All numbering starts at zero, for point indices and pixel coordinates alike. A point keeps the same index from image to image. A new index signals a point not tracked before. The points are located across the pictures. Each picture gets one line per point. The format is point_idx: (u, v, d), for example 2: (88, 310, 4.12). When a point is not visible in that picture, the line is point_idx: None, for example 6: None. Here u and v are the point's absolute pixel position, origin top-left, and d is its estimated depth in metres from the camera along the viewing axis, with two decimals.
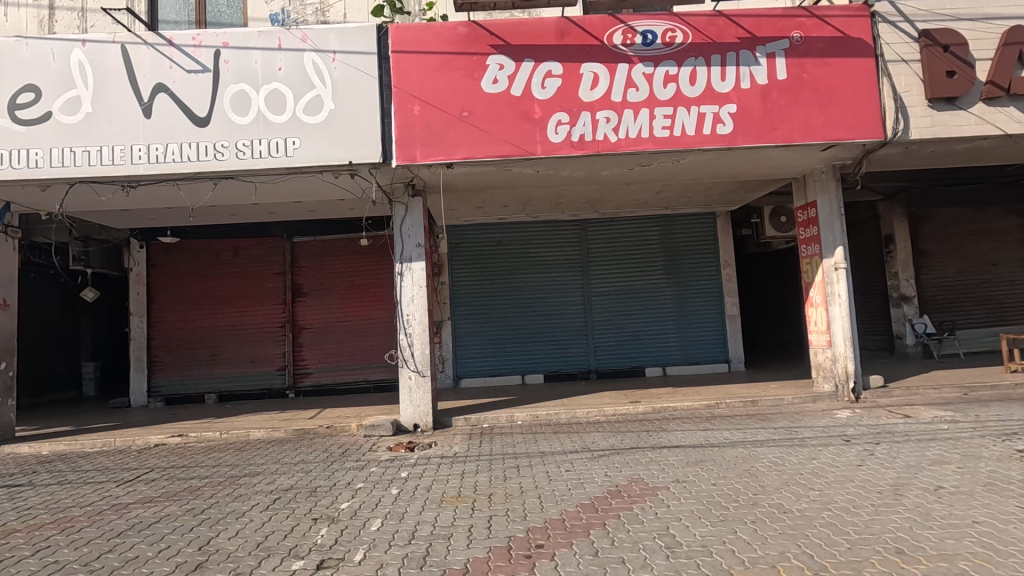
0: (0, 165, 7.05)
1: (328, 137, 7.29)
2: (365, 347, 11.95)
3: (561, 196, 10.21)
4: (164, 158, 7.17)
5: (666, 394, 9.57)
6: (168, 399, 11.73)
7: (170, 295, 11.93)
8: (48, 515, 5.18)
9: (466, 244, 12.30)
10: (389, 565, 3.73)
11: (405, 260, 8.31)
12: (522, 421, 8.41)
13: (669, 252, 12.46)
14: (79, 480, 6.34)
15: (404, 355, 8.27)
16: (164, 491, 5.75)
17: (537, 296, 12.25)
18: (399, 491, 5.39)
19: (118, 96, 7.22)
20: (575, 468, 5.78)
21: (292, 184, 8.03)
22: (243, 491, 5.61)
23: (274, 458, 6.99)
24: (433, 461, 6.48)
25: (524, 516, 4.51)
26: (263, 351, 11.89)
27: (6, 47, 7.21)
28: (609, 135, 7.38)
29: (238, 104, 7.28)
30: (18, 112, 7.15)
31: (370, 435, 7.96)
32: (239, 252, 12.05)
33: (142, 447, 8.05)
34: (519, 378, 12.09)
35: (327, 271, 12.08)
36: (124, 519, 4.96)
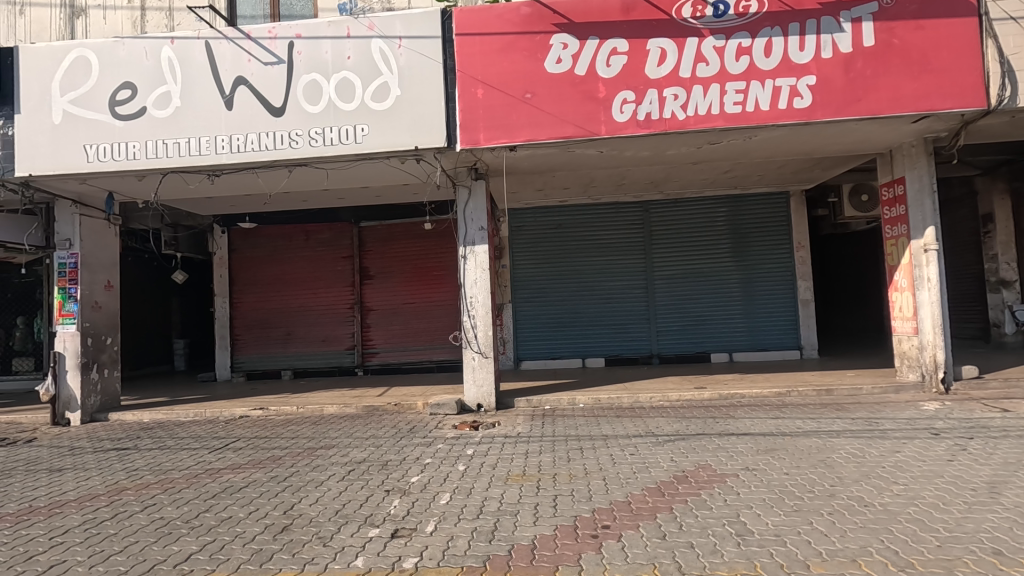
0: (103, 158, 7.69)
1: (395, 123, 7.45)
2: (429, 329, 12.27)
3: (624, 178, 10.01)
4: (245, 148, 7.58)
5: (732, 381, 9.28)
6: (249, 374, 12.56)
7: (249, 278, 12.69)
8: (152, 476, 5.73)
9: (527, 227, 12.32)
10: (459, 537, 3.87)
11: (468, 244, 8.44)
12: (584, 404, 8.41)
13: (738, 234, 11.98)
14: (177, 446, 6.94)
15: (467, 336, 8.44)
16: (250, 459, 6.20)
17: (599, 279, 12.13)
18: (466, 467, 5.54)
19: (202, 90, 7.68)
20: (639, 453, 5.74)
21: (361, 169, 8.29)
22: (320, 462, 5.96)
23: (346, 432, 7.36)
24: (497, 440, 6.61)
25: (589, 496, 4.55)
26: (333, 331, 12.46)
27: (106, 48, 7.81)
28: (677, 113, 7.13)
29: (311, 94, 7.56)
30: (117, 108, 7.75)
31: (435, 414, 8.21)
32: (310, 236, 12.62)
33: (229, 418, 8.70)
34: (579, 361, 12.06)
35: (393, 255, 12.46)
36: (216, 483, 5.41)
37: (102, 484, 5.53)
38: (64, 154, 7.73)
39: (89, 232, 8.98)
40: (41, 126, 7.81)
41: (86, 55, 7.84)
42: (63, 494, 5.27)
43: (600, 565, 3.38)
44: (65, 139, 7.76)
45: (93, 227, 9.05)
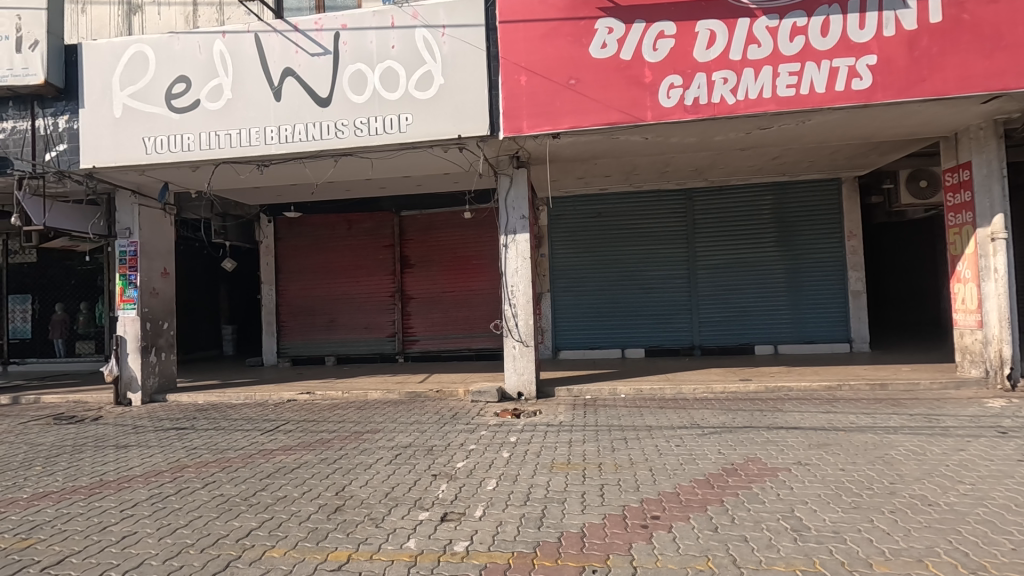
0: (160, 150, 7.99)
1: (439, 112, 7.48)
2: (468, 318, 12.36)
3: (667, 165, 9.80)
4: (293, 138, 7.75)
5: (779, 374, 9.04)
6: (294, 359, 12.95)
7: (294, 266, 13.02)
8: (209, 455, 5.98)
9: (566, 215, 12.23)
10: (508, 523, 3.91)
11: (510, 233, 8.43)
12: (625, 395, 8.34)
13: (785, 223, 11.60)
14: (231, 427, 7.23)
15: (508, 325, 8.47)
16: (301, 441, 6.40)
17: (639, 269, 11.95)
18: (510, 455, 5.57)
19: (252, 81, 7.87)
20: (685, 444, 5.66)
21: (405, 158, 8.36)
22: (367, 446, 6.10)
23: (391, 417, 7.52)
24: (540, 428, 6.62)
25: (636, 487, 4.51)
26: (375, 319, 12.70)
27: (162, 44, 8.09)
28: (727, 97, 6.91)
29: (356, 83, 7.65)
30: (173, 101, 8.03)
31: (477, 401, 8.28)
32: (352, 225, 12.86)
33: (278, 401, 9.00)
34: (619, 352, 11.96)
35: (432, 244, 12.58)
36: (270, 463, 5.61)
37: (164, 461, 5.82)
38: (124, 147, 8.07)
39: (147, 222, 9.37)
40: (103, 120, 8.17)
41: (144, 51, 8.14)
42: (129, 469, 5.56)
43: (652, 555, 3.35)
44: (124, 132, 8.09)
45: (150, 217, 9.43)
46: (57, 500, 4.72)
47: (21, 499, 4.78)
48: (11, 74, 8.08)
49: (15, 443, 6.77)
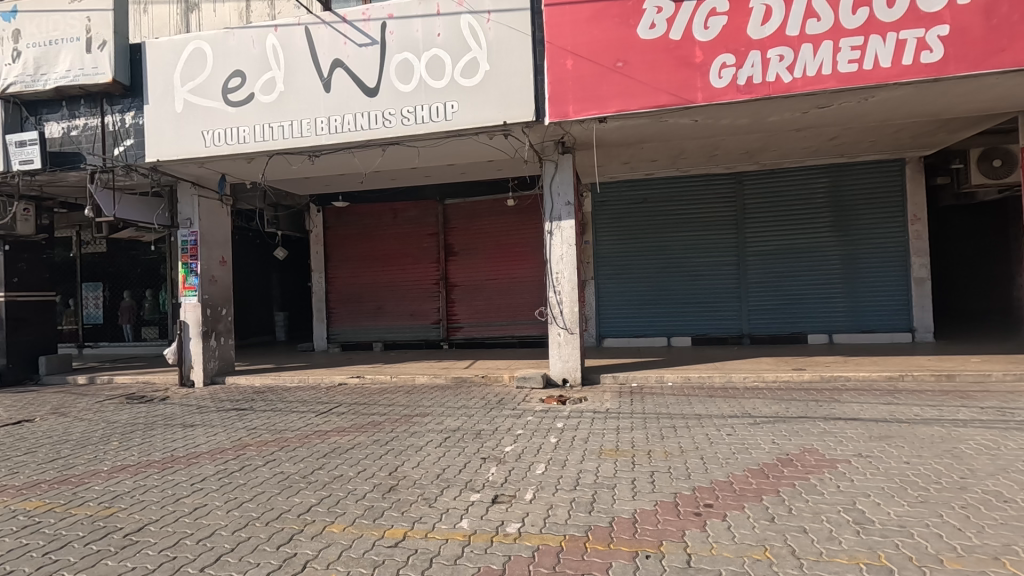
0: (218, 142, 8.32)
1: (484, 99, 7.47)
2: (512, 305, 12.41)
3: (717, 148, 9.52)
4: (342, 129, 7.91)
5: (834, 363, 8.72)
6: (343, 345, 13.34)
7: (342, 254, 13.36)
8: (269, 434, 6.27)
9: (611, 201, 12.07)
10: (558, 506, 3.94)
11: (555, 219, 8.39)
12: (672, 383, 8.22)
13: (841, 207, 11.08)
14: (287, 409, 7.54)
15: (553, 312, 8.46)
16: (353, 423, 6.61)
17: (686, 255, 11.69)
18: (558, 440, 5.59)
19: (303, 74, 8.07)
20: (737, 433, 5.54)
21: (450, 146, 8.42)
22: (417, 429, 6.24)
23: (439, 401, 7.67)
24: (586, 415, 6.62)
25: (687, 474, 4.46)
26: (420, 306, 12.93)
27: (218, 40, 8.39)
28: (783, 75, 6.62)
29: (403, 72, 7.73)
30: (230, 95, 8.32)
31: (522, 387, 8.33)
32: (398, 214, 13.08)
33: (330, 384, 9.32)
34: (665, 340, 11.77)
35: (476, 231, 12.66)
36: (326, 443, 5.83)
37: (228, 439, 6.14)
38: (185, 140, 8.44)
39: (206, 212, 9.79)
40: (165, 115, 8.55)
41: (202, 47, 8.46)
42: (196, 446, 5.90)
43: (706, 543, 3.31)
44: (185, 126, 8.45)
45: (209, 207, 9.85)
46: (133, 473, 5.06)
47: (102, 471, 5.15)
48: (83, 74, 8.57)
49: (94, 420, 7.28)
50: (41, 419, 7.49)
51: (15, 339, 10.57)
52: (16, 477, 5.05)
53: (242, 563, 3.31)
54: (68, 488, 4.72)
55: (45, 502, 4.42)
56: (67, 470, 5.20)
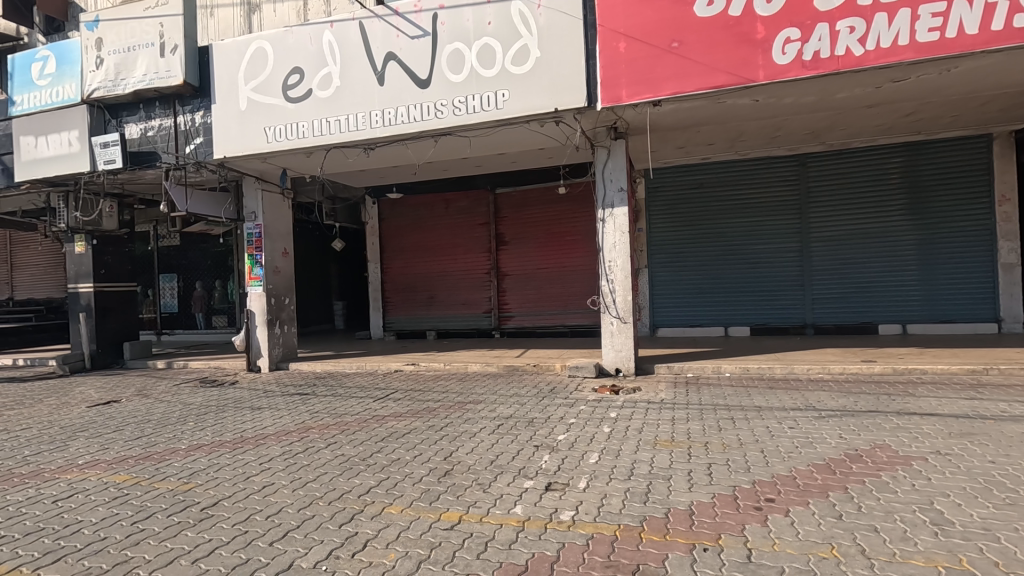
0: (279, 138, 8.65)
1: (535, 86, 7.41)
2: (563, 294, 12.35)
3: (778, 128, 9.08)
4: (396, 121, 8.05)
5: (907, 355, 8.20)
6: (398, 333, 13.70)
7: (396, 245, 13.67)
8: (330, 418, 6.53)
9: (665, 187, 11.76)
10: (612, 496, 3.91)
11: (607, 206, 8.25)
12: (730, 374, 7.97)
13: (917, 188, 10.34)
14: (346, 394, 7.83)
15: (605, 301, 8.36)
16: (409, 409, 6.79)
17: (745, 242, 11.25)
18: (611, 430, 5.53)
19: (357, 68, 8.25)
20: (800, 427, 5.31)
21: (501, 135, 8.41)
22: (470, 416, 6.34)
23: (492, 389, 7.76)
24: (640, 405, 6.52)
25: (747, 467, 4.32)
26: (472, 295, 13.08)
27: (278, 39, 8.70)
28: (854, 48, 6.21)
29: (454, 62, 7.77)
30: (289, 92, 8.63)
31: (574, 376, 8.30)
32: (450, 204, 13.23)
33: (386, 371, 9.61)
34: (722, 330, 11.42)
35: (527, 220, 12.64)
36: (384, 428, 6.02)
37: (292, 422, 6.44)
38: (249, 137, 8.83)
39: (269, 206, 10.24)
40: (231, 113, 8.96)
41: (263, 47, 8.80)
42: (264, 428, 6.23)
43: (768, 538, 3.19)
44: (248, 123, 8.84)
45: (272, 201, 10.29)
46: (208, 451, 5.40)
47: (180, 449, 5.53)
48: (157, 77, 9.11)
49: (173, 402, 7.81)
50: (127, 400, 8.11)
51: (102, 326, 11.46)
52: (107, 452, 5.51)
53: (307, 539, 3.47)
54: (152, 463, 5.09)
55: (131, 475, 4.79)
56: (150, 448, 5.61)
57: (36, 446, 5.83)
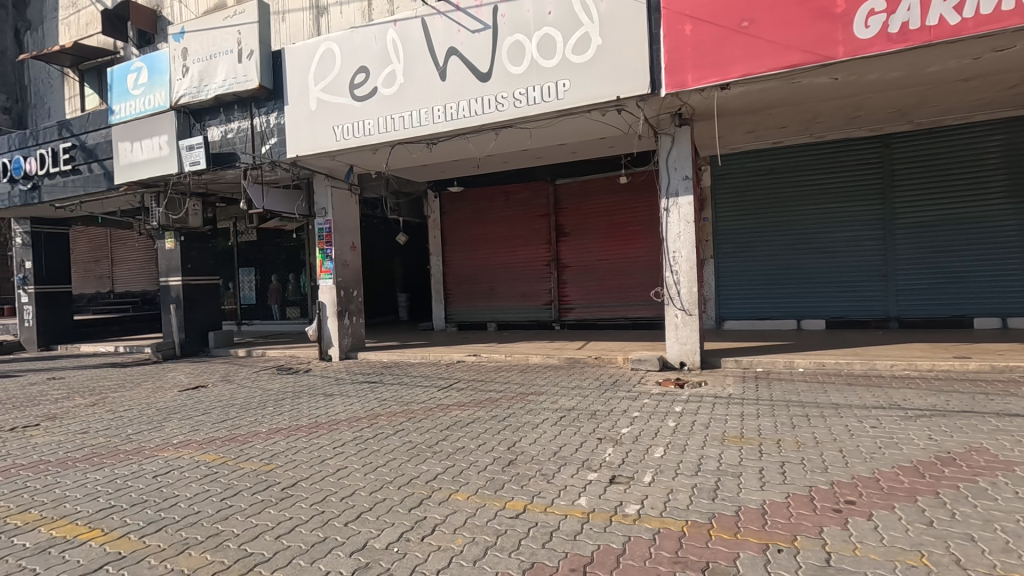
0: (347, 136, 8.98)
1: (596, 74, 7.29)
2: (624, 286, 12.16)
3: (859, 108, 8.50)
4: (457, 115, 8.16)
5: (1007, 351, 7.51)
6: (460, 325, 13.95)
7: (457, 238, 13.89)
8: (397, 406, 6.76)
9: (732, 174, 11.29)
10: (679, 491, 3.83)
11: (672, 195, 8.03)
12: (804, 369, 7.60)
13: (1020, 167, 9.40)
14: (412, 383, 8.08)
15: (669, 293, 8.17)
16: (472, 399, 6.92)
17: (820, 230, 10.64)
18: (677, 424, 5.41)
19: (420, 64, 8.42)
20: (884, 426, 4.98)
21: (562, 125, 8.35)
22: (532, 407, 6.39)
23: (554, 381, 7.78)
24: (706, 400, 6.33)
25: (824, 467, 4.11)
26: (532, 287, 13.11)
27: (345, 39, 9.01)
28: (948, 17, 5.71)
29: (515, 54, 7.76)
30: (356, 90, 8.92)
31: (637, 369, 8.16)
32: (510, 196, 13.29)
33: (449, 361, 9.82)
34: (794, 323, 10.88)
35: (587, 211, 12.51)
36: (448, 416, 6.16)
37: (362, 409, 6.72)
38: (319, 135, 9.21)
39: (338, 201, 10.66)
40: (302, 113, 9.38)
41: (331, 48, 9.14)
42: (336, 414, 6.54)
43: (849, 542, 3.03)
44: (319, 122, 9.22)
45: (341, 197, 10.71)
46: (287, 435, 5.74)
47: (261, 432, 5.90)
48: (236, 82, 9.68)
49: (253, 388, 8.34)
50: (213, 385, 8.74)
51: (190, 317, 12.37)
52: (197, 433, 5.96)
53: (379, 521, 3.62)
54: (237, 445, 5.47)
55: (219, 455, 5.16)
56: (235, 430, 6.03)
57: (137, 426, 6.39)
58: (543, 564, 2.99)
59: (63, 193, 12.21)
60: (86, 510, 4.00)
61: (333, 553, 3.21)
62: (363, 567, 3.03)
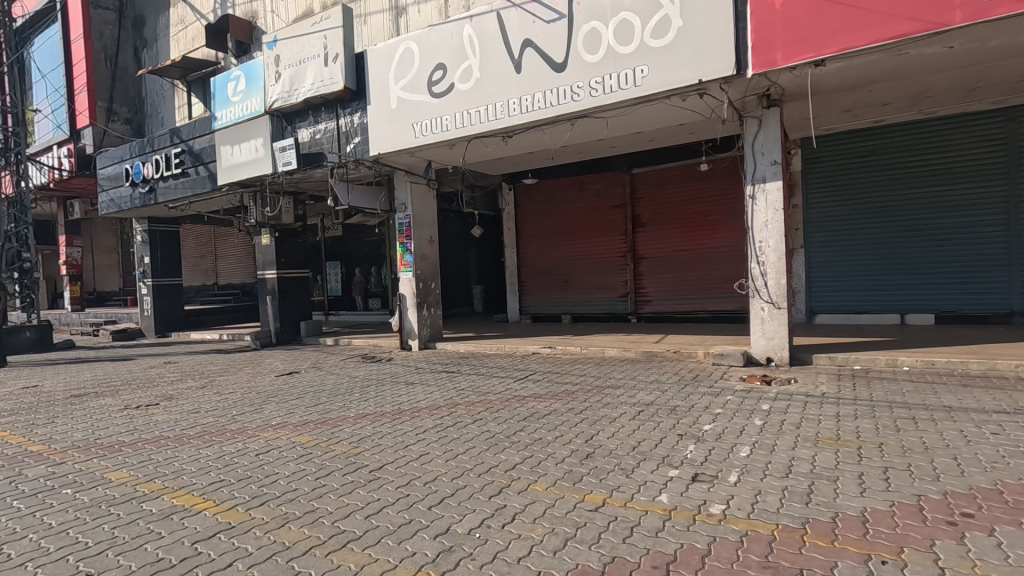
0: (426, 132, 9.22)
1: (676, 58, 7.02)
2: (705, 278, 11.70)
3: (978, 79, 7.64)
4: (532, 107, 8.16)
5: None
6: (534, 317, 14.01)
7: (532, 230, 13.92)
8: (475, 396, 6.91)
9: (826, 157, 10.54)
10: (769, 493, 3.65)
11: (758, 182, 7.61)
12: (909, 368, 6.97)
13: None
14: (489, 374, 8.24)
15: (755, 285, 7.76)
16: (549, 391, 6.94)
17: (928, 215, 9.70)
18: (764, 423, 5.15)
19: (496, 58, 8.48)
20: (1008, 434, 4.47)
21: (640, 113, 8.12)
22: (610, 400, 6.31)
23: (631, 374, 7.64)
24: (796, 398, 5.97)
25: (936, 476, 3.76)
26: (607, 279, 12.92)
27: (423, 38, 9.24)
28: None
29: (591, 42, 7.63)
30: (434, 87, 9.14)
31: (719, 364, 7.85)
32: (585, 187, 13.13)
33: (524, 353, 9.90)
34: (896, 317, 10.02)
35: (665, 200, 12.12)
36: (524, 408, 6.22)
37: (442, 398, 6.93)
38: (400, 133, 9.53)
39: (417, 196, 11.00)
40: (384, 112, 9.74)
41: (410, 47, 9.40)
42: (417, 402, 6.80)
43: (966, 558, 2.76)
44: (399, 120, 9.54)
45: (419, 192, 11.04)
46: (372, 420, 6.04)
47: (350, 417, 6.24)
48: (323, 85, 10.24)
49: (341, 375, 8.83)
50: (305, 371, 9.35)
51: (284, 307, 13.27)
52: (293, 415, 6.41)
53: (461, 507, 3.72)
54: (328, 428, 5.82)
55: (313, 437, 5.52)
56: (325, 414, 6.42)
57: (241, 408, 6.97)
58: (624, 560, 2.95)
59: (175, 194, 13.43)
60: (200, 482, 4.42)
61: (418, 535, 3.34)
62: (446, 551, 3.13)
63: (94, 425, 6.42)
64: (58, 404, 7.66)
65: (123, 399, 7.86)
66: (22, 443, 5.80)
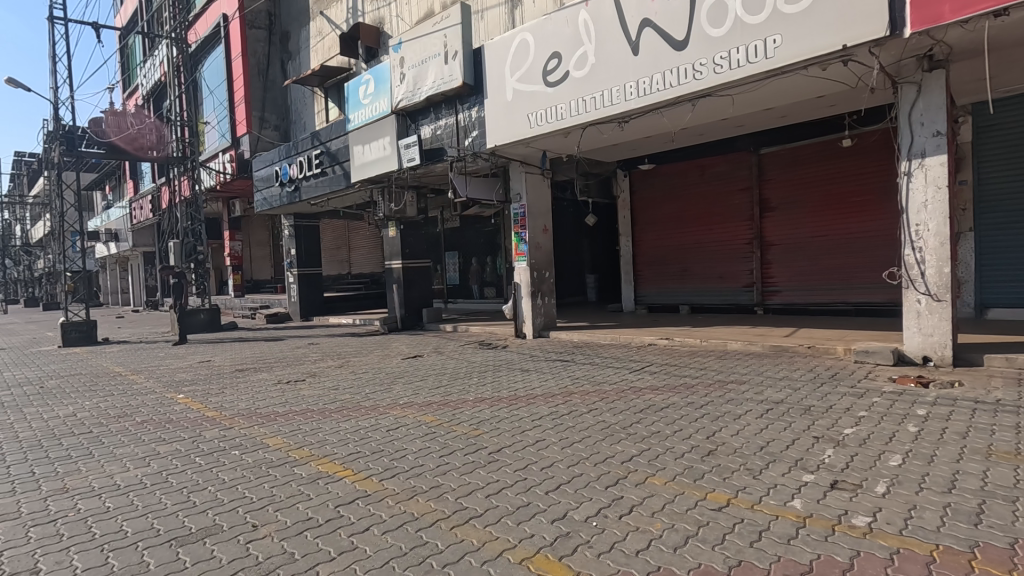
0: (540, 122, 9.28)
1: (815, 24, 6.36)
2: (845, 266, 10.57)
3: None
4: (650, 90, 7.87)
5: None
6: (650, 307, 13.59)
7: (648, 217, 13.47)
8: (589, 385, 6.90)
9: (1005, 125, 8.98)
10: (926, 509, 3.23)
11: (916, 157, 6.69)
12: None
13: None
14: (605, 363, 8.18)
15: (909, 275, 6.86)
16: (667, 383, 6.72)
17: None
18: (919, 430, 4.56)
19: (612, 41, 8.28)
20: None
21: (772, 87, 7.48)
22: (733, 396, 5.95)
23: (757, 370, 7.15)
24: (962, 404, 5.20)
25: None
26: (731, 268, 12.17)
27: (539, 27, 9.27)
28: None
29: (716, 15, 7.15)
30: (549, 77, 9.15)
31: (863, 362, 7.08)
32: (706, 170, 12.42)
33: (640, 344, 9.66)
34: None
35: (799, 181, 11.11)
36: (642, 400, 6.07)
37: (557, 385, 7.02)
38: (515, 124, 9.68)
39: (532, 186, 11.10)
40: (500, 105, 9.95)
41: (525, 38, 9.48)
42: (532, 388, 6.94)
43: None
44: (514, 112, 9.69)
45: (534, 181, 11.14)
46: (490, 404, 6.27)
47: (469, 400, 6.54)
48: (444, 83, 10.71)
49: (460, 360, 9.25)
50: (427, 355, 9.93)
51: (408, 295, 14.15)
52: (418, 396, 6.87)
53: (578, 495, 3.75)
54: (450, 410, 6.14)
55: (436, 418, 5.85)
56: (447, 396, 6.80)
57: (373, 386, 7.60)
58: (753, 564, 2.80)
59: (316, 192, 14.85)
60: (341, 452, 4.90)
61: (536, 518, 3.42)
62: (563, 536, 3.18)
63: (255, 396, 7.39)
64: (227, 377, 8.91)
65: (277, 374, 8.95)
66: (201, 408, 6.83)
